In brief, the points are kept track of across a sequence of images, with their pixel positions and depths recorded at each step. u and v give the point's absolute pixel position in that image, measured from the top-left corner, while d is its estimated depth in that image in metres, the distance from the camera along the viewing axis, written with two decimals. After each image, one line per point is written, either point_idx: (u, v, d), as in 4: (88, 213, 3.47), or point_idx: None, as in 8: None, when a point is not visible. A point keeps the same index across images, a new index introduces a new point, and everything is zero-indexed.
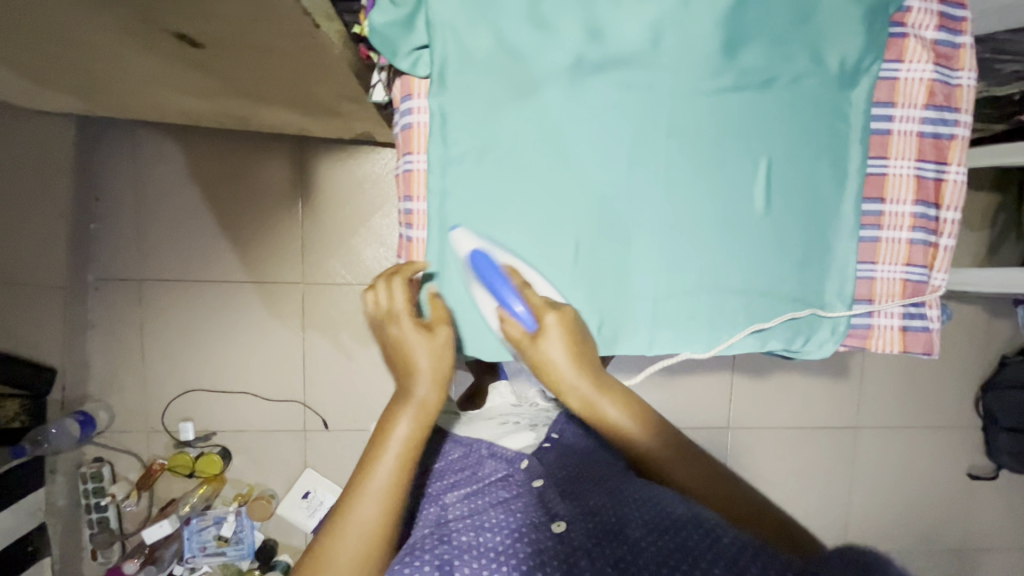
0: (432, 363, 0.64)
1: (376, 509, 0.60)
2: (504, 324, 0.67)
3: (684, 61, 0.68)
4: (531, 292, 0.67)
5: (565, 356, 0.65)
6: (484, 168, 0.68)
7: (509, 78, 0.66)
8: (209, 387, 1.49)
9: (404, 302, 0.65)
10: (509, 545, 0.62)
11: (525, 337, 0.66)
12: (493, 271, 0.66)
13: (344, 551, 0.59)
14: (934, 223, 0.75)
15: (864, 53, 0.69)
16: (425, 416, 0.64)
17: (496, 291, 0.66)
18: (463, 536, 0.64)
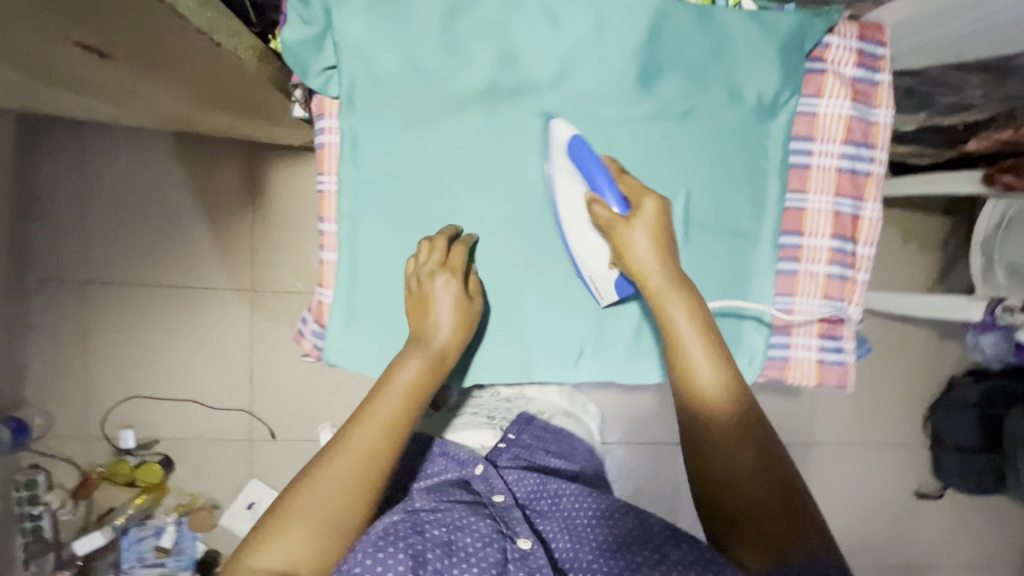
0: (454, 324, 0.64)
1: (380, 440, 0.57)
2: (593, 206, 0.64)
3: (601, 89, 0.66)
4: (627, 177, 0.64)
5: (657, 237, 0.62)
6: (397, 191, 0.67)
7: (421, 102, 0.65)
8: (152, 394, 1.46)
9: (455, 260, 0.66)
10: (482, 549, 0.55)
11: (615, 219, 0.62)
12: (589, 157, 0.64)
13: (338, 478, 0.54)
14: (851, 258, 0.75)
15: (782, 88, 0.69)
16: (435, 364, 0.62)
17: (589, 174, 0.64)
18: (436, 529, 0.56)
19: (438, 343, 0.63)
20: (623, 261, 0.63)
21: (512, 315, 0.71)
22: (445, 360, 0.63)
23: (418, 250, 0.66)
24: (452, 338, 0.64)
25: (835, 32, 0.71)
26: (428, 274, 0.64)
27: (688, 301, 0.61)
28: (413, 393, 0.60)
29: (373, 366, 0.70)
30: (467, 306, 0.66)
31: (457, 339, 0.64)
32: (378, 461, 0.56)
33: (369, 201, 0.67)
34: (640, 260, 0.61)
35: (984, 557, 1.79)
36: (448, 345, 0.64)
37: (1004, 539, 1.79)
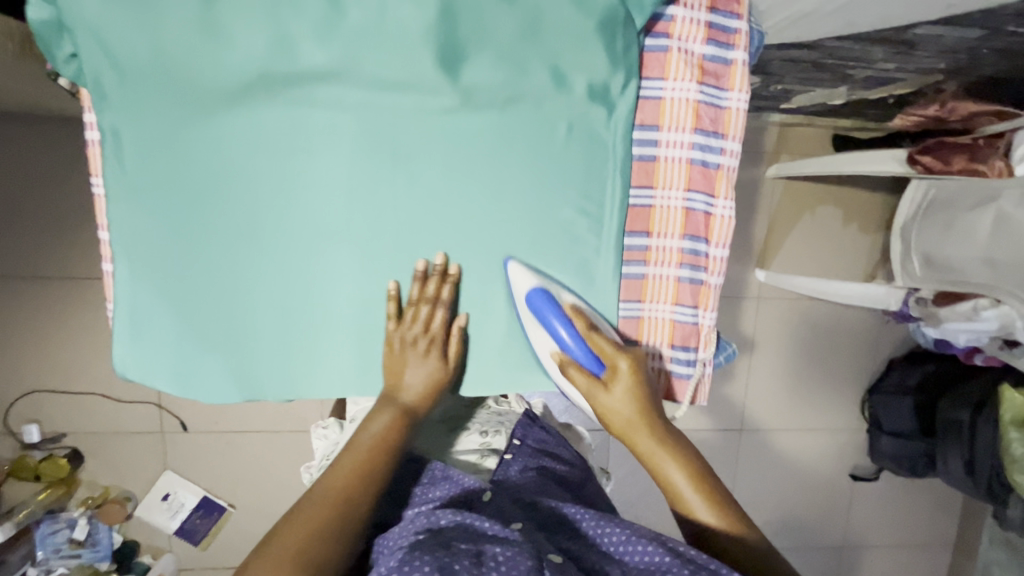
0: (426, 386, 0.67)
1: (349, 483, 0.62)
2: (569, 371, 0.64)
3: (397, 80, 0.59)
4: (596, 336, 0.64)
5: (637, 397, 0.63)
6: (173, 194, 0.60)
7: (185, 93, 0.57)
8: (55, 388, 1.41)
9: (440, 325, 0.66)
10: (511, 559, 0.53)
11: (592, 383, 0.64)
12: (553, 310, 0.63)
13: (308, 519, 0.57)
14: (703, 261, 0.68)
15: (613, 73, 0.61)
16: (401, 418, 0.66)
17: (551, 329, 0.63)
18: (463, 544, 0.56)
19: (411, 400, 0.67)
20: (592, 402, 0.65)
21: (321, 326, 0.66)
22: (415, 414, 0.68)
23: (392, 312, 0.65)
24: (421, 397, 0.67)
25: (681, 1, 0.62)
26: (412, 340, 0.66)
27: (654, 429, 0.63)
28: (383, 444, 0.65)
29: (171, 380, 0.66)
30: (444, 373, 0.68)
31: (426, 397, 0.68)
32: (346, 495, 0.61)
33: (144, 209, 0.60)
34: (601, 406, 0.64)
35: (916, 535, 1.80)
36: (419, 402, 0.68)
37: (936, 518, 1.79)
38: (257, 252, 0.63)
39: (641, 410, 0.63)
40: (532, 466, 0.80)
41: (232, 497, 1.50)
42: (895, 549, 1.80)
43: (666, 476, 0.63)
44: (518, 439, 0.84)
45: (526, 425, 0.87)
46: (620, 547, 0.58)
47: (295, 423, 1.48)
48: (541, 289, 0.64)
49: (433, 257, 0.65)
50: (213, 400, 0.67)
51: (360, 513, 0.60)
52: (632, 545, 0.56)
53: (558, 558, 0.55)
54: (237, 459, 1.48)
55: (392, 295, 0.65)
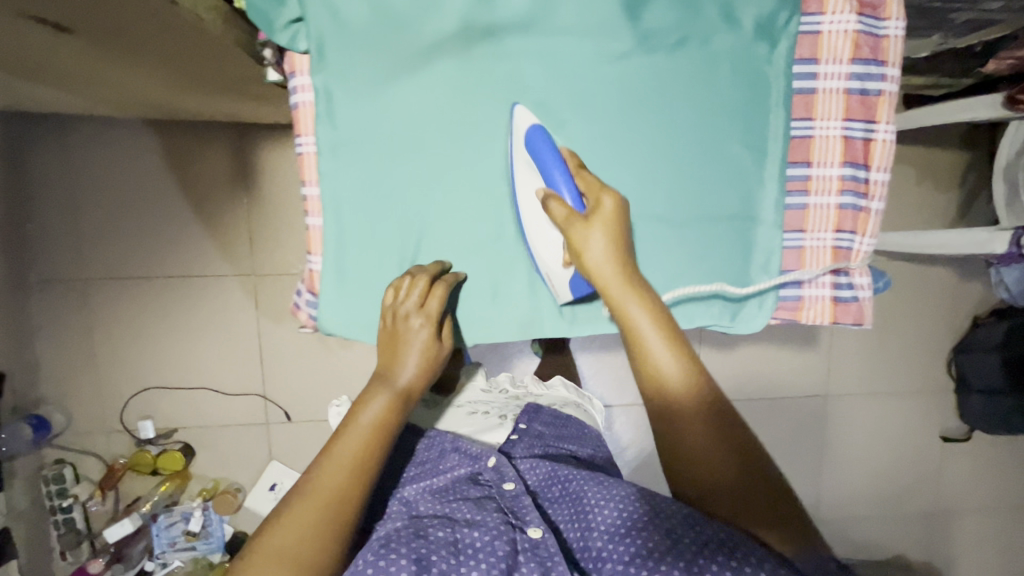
0: (422, 365, 0.66)
1: (348, 477, 0.60)
2: (548, 203, 0.62)
3: (582, 27, 0.64)
4: (585, 174, 0.64)
5: (614, 238, 0.62)
6: (378, 147, 0.65)
7: (396, 50, 0.62)
8: (167, 384, 1.47)
9: (437, 305, 0.65)
10: (489, 543, 0.65)
11: (572, 215, 0.62)
12: (549, 150, 0.63)
13: (308, 521, 0.57)
14: (863, 187, 0.71)
15: (778, 8, 0.66)
16: (402, 401, 0.65)
17: (546, 169, 0.63)
18: (439, 532, 0.66)
19: (407, 381, 0.65)
20: (579, 261, 0.63)
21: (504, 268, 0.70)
22: (411, 397, 0.66)
23: (397, 286, 0.65)
24: (415, 375, 0.66)
25: None
26: (404, 315, 0.65)
27: (645, 299, 0.62)
28: (381, 430, 0.63)
29: (370, 329, 0.69)
30: (439, 350, 0.67)
31: (421, 374, 0.66)
32: (342, 494, 0.59)
33: (351, 162, 0.65)
34: (596, 266, 0.62)
35: (1011, 496, 1.77)
36: (414, 380, 0.66)
37: None
38: (451, 198, 0.68)
39: (620, 262, 0.62)
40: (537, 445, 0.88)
41: None
42: (990, 511, 1.77)
43: (627, 312, 0.62)
44: (524, 424, 0.92)
45: (533, 411, 0.94)
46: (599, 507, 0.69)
47: None
48: (542, 130, 0.64)
49: (439, 261, 0.68)
50: None
51: (357, 506, 0.60)
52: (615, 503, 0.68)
53: (537, 533, 0.67)
54: None
55: (392, 286, 0.66)
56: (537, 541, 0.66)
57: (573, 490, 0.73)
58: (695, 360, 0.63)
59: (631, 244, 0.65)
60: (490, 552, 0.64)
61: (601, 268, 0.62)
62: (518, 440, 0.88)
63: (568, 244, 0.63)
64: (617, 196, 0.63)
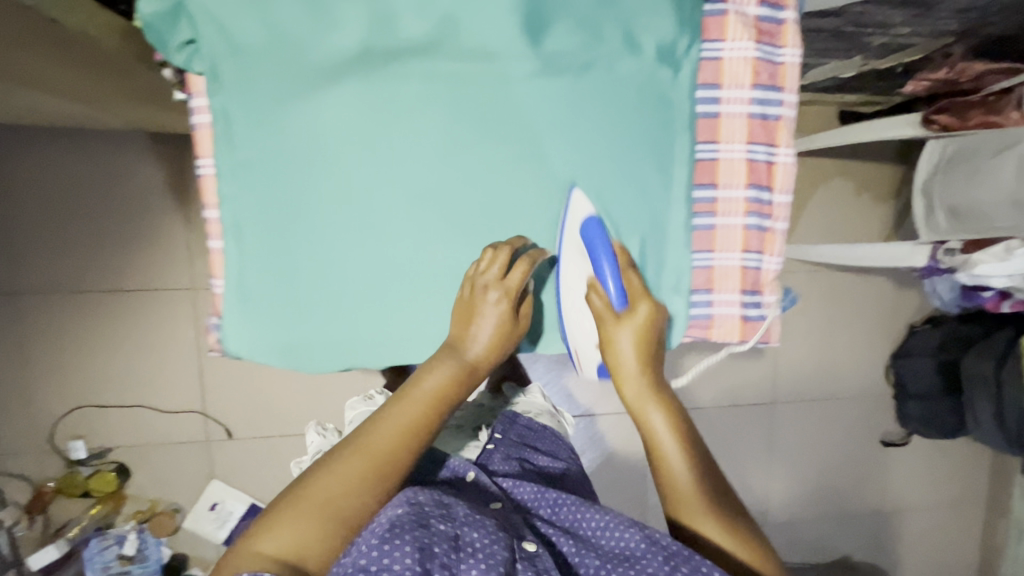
0: (491, 340, 0.67)
1: (398, 440, 0.60)
2: (590, 292, 0.69)
3: (485, 50, 0.63)
4: (632, 275, 0.69)
5: (640, 345, 0.67)
6: (280, 169, 0.64)
7: (294, 71, 0.61)
8: (100, 402, 1.41)
9: (517, 280, 0.67)
10: (487, 546, 0.55)
11: (607, 310, 0.68)
12: (604, 246, 0.68)
13: (354, 470, 0.58)
14: (768, 208, 0.73)
15: (679, 34, 0.67)
16: (467, 376, 0.66)
17: (594, 256, 0.68)
18: (442, 525, 0.56)
19: (475, 355, 0.67)
20: (606, 354, 0.69)
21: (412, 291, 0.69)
22: (476, 372, 0.67)
23: (482, 256, 0.67)
24: (486, 349, 0.67)
25: None
26: (483, 286, 0.66)
27: (663, 406, 0.68)
28: (441, 400, 0.64)
29: (278, 353, 0.69)
30: (513, 326, 0.68)
31: (491, 349, 0.67)
32: (394, 458, 0.60)
33: (251, 183, 0.64)
34: (617, 359, 0.68)
35: (950, 497, 1.83)
36: (482, 358, 0.67)
37: (968, 479, 1.83)
38: (358, 221, 0.67)
39: (644, 365, 0.68)
40: (513, 454, 0.86)
41: None
42: (929, 513, 1.83)
43: (650, 423, 0.68)
44: (499, 433, 0.90)
45: (508, 421, 0.93)
46: (595, 531, 0.65)
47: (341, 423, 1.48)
48: (598, 222, 0.69)
49: (519, 236, 0.70)
50: (315, 370, 0.70)
51: (401, 470, 0.60)
52: (613, 530, 0.63)
53: (531, 547, 0.59)
54: (285, 463, 1.49)
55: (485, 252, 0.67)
56: (534, 555, 0.58)
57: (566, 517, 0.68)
58: (711, 470, 0.66)
59: (661, 341, 0.70)
60: (490, 555, 0.54)
61: (628, 374, 0.68)
62: (495, 450, 0.86)
63: (599, 333, 0.69)
64: (653, 304, 0.68)
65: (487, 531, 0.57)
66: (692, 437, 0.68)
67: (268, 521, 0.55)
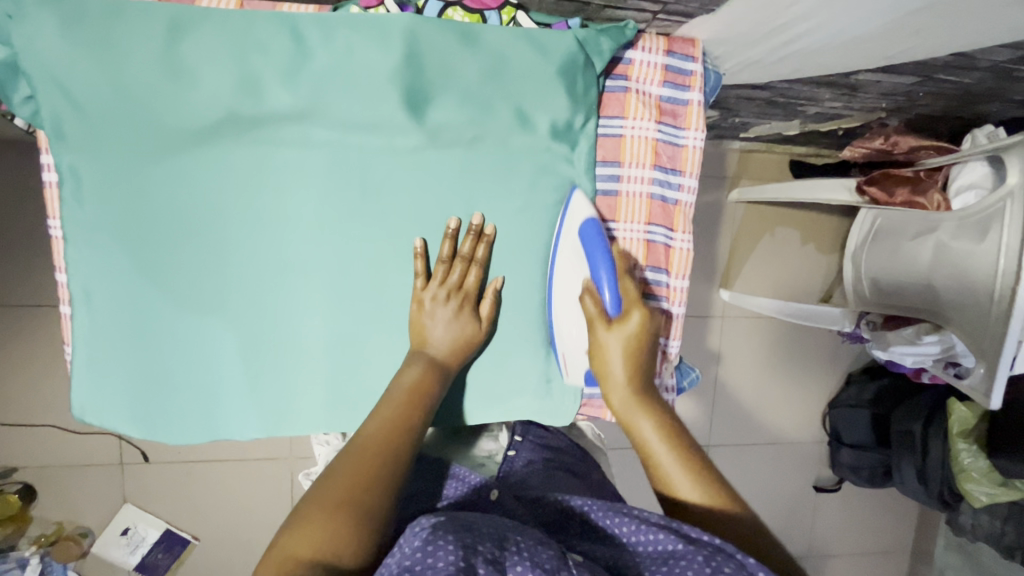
0: (456, 343, 0.64)
1: (392, 430, 0.56)
2: (584, 296, 0.65)
3: (365, 121, 0.60)
4: (627, 282, 0.65)
5: (630, 353, 0.63)
6: (134, 233, 0.60)
7: (148, 132, 0.57)
8: (4, 421, 1.35)
9: (472, 285, 0.66)
10: (534, 548, 0.46)
11: (600, 316, 0.64)
12: (602, 256, 0.63)
13: (357, 465, 0.52)
14: (665, 292, 0.71)
15: (574, 112, 0.64)
16: (440, 370, 0.63)
17: (593, 261, 0.64)
18: (488, 529, 0.48)
19: (440, 355, 0.64)
20: (595, 360, 0.65)
21: (279, 363, 0.66)
22: (447, 369, 0.64)
23: (436, 262, 0.65)
24: (453, 351, 0.64)
25: (639, 46, 0.65)
26: (440, 293, 0.65)
27: (653, 412, 0.62)
28: (419, 392, 0.60)
29: (133, 422, 0.65)
30: (474, 332, 0.66)
31: (457, 352, 0.65)
32: (385, 441, 0.54)
33: (104, 245, 0.60)
34: (603, 365, 0.64)
35: (876, 543, 1.86)
36: (450, 355, 0.64)
37: (894, 525, 1.87)
38: (223, 288, 0.63)
39: (631, 372, 0.64)
40: (536, 457, 0.77)
41: (196, 529, 1.45)
42: (857, 556, 1.86)
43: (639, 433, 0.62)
44: (518, 437, 0.79)
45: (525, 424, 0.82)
46: (628, 538, 0.52)
47: (264, 450, 1.45)
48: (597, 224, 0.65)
49: (478, 213, 0.65)
50: (174, 440, 0.66)
51: (407, 454, 0.55)
52: (642, 533, 0.51)
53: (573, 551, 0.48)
54: (202, 491, 1.44)
55: (420, 254, 0.64)
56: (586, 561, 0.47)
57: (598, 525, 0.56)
58: (715, 475, 0.58)
59: (654, 352, 0.66)
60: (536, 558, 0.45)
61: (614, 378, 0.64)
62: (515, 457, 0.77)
63: (590, 339, 0.65)
64: (647, 311, 0.64)
65: (533, 535, 0.48)
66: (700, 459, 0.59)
67: (283, 538, 0.46)
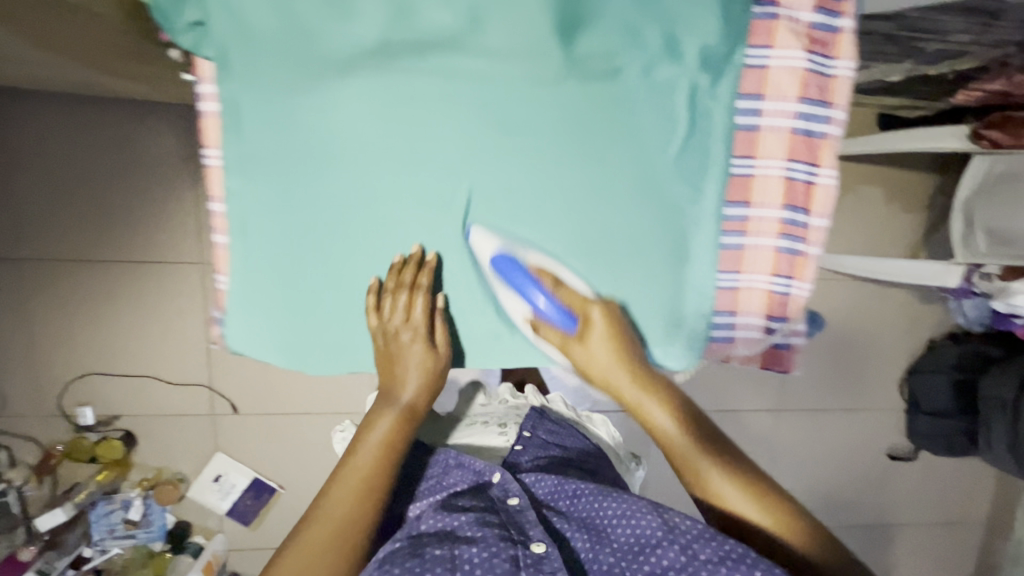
0: (421, 379, 0.69)
1: (354, 499, 0.64)
2: (540, 329, 0.67)
3: (512, 49, 0.59)
4: (565, 290, 0.66)
5: (611, 345, 0.66)
6: (289, 165, 0.61)
7: (307, 63, 0.57)
8: (107, 371, 1.42)
9: (423, 315, 0.65)
10: (486, 560, 0.58)
11: (566, 339, 0.66)
12: (519, 276, 0.65)
13: (309, 542, 0.61)
14: (802, 231, 0.69)
15: (726, 38, 0.61)
16: (405, 422, 0.70)
17: (518, 287, 0.65)
18: (436, 549, 0.60)
19: (410, 401, 0.70)
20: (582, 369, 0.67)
21: None
22: (415, 413, 0.71)
23: (382, 302, 0.65)
24: (417, 392, 0.70)
25: None
26: (394, 332, 0.66)
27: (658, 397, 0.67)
28: (390, 448, 0.68)
29: (281, 352, 0.67)
30: (435, 358, 0.68)
31: (422, 391, 0.70)
32: (348, 514, 0.63)
33: (260, 177, 0.61)
34: (599, 373, 0.67)
35: (949, 515, 1.81)
36: (416, 397, 0.70)
37: (969, 498, 1.81)
38: (366, 224, 0.63)
39: (623, 362, 0.66)
40: (541, 455, 0.85)
41: (281, 479, 1.52)
42: (929, 528, 1.81)
43: (649, 416, 0.67)
44: (527, 432, 0.89)
45: (536, 416, 0.93)
46: (612, 521, 0.64)
47: (342, 405, 1.49)
48: (508, 253, 0.65)
49: (417, 246, 0.65)
50: (315, 371, 0.68)
51: (361, 530, 0.63)
52: (626, 518, 0.62)
53: (541, 548, 0.61)
54: (287, 442, 1.50)
55: (374, 289, 0.65)
56: (540, 561, 0.59)
57: (584, 509, 0.67)
58: (747, 469, 0.65)
59: (632, 337, 0.68)
60: (490, 569, 0.57)
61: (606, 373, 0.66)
62: (523, 450, 0.86)
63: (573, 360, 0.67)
64: (604, 305, 0.67)
65: (486, 547, 0.60)
66: (672, 398, 0.68)
67: None
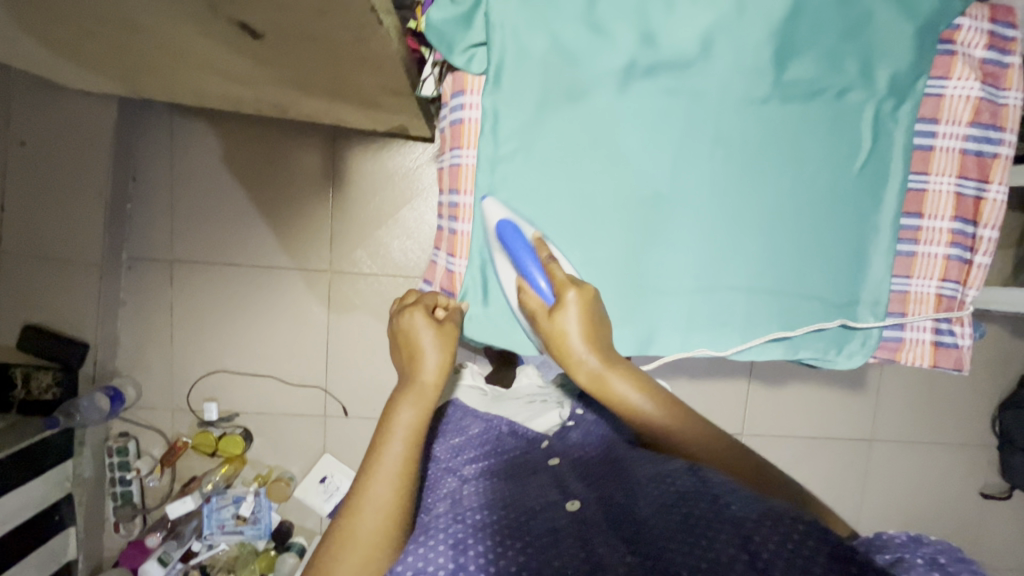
0: (439, 361, 0.68)
1: (393, 483, 0.62)
2: (523, 294, 0.68)
3: (731, 72, 0.69)
4: (555, 266, 0.66)
5: (586, 324, 0.64)
6: (531, 165, 0.71)
7: (562, 81, 0.69)
8: (233, 369, 1.51)
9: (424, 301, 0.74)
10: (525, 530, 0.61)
11: (541, 310, 0.66)
12: (521, 243, 0.67)
13: (355, 528, 0.59)
14: (970, 241, 0.75)
15: (913, 69, 0.71)
16: (422, 400, 0.67)
17: (518, 258, 0.67)
18: (477, 515, 0.63)
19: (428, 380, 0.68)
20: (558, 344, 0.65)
21: (621, 294, 0.74)
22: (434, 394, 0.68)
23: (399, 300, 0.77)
24: (437, 371, 0.68)
25: (968, 13, 0.72)
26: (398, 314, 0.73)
27: (627, 369, 0.65)
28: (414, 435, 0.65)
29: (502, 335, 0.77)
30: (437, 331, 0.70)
31: (441, 371, 0.68)
32: (396, 503, 0.62)
33: (507, 175, 0.71)
34: (568, 347, 0.64)
35: None
36: (433, 380, 0.68)
37: None
38: (588, 219, 0.72)
39: (590, 337, 0.64)
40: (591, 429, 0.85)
41: None
42: None
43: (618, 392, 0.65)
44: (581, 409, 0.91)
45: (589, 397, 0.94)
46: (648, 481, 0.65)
47: None
48: (512, 221, 0.69)
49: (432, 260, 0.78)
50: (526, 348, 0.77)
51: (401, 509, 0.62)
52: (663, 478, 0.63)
53: (576, 505, 0.65)
54: None
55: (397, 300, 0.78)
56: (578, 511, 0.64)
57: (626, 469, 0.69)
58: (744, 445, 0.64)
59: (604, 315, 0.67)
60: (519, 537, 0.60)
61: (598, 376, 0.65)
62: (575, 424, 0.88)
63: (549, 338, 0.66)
64: (579, 287, 0.64)
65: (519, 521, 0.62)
66: (644, 376, 0.67)
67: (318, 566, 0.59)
